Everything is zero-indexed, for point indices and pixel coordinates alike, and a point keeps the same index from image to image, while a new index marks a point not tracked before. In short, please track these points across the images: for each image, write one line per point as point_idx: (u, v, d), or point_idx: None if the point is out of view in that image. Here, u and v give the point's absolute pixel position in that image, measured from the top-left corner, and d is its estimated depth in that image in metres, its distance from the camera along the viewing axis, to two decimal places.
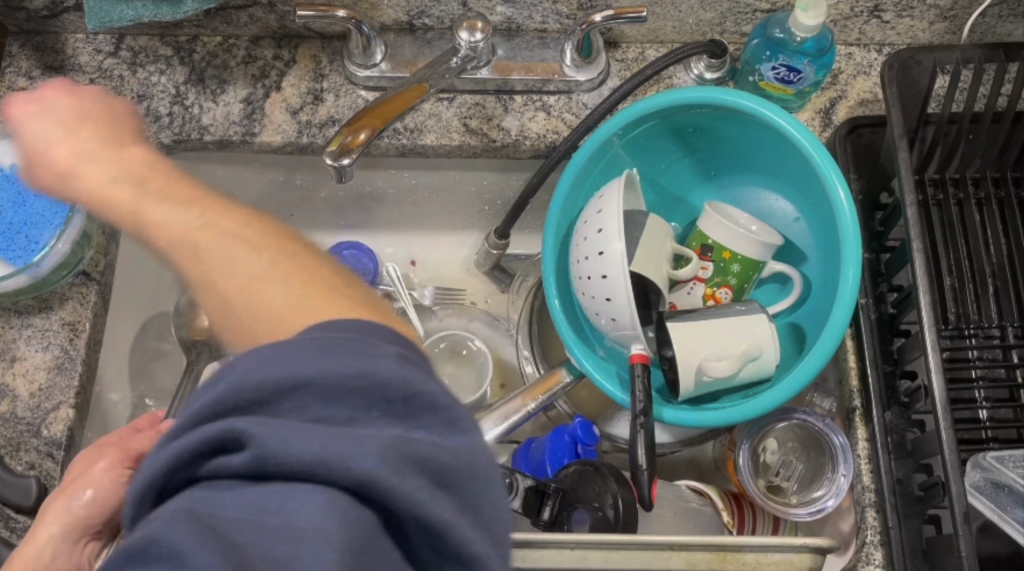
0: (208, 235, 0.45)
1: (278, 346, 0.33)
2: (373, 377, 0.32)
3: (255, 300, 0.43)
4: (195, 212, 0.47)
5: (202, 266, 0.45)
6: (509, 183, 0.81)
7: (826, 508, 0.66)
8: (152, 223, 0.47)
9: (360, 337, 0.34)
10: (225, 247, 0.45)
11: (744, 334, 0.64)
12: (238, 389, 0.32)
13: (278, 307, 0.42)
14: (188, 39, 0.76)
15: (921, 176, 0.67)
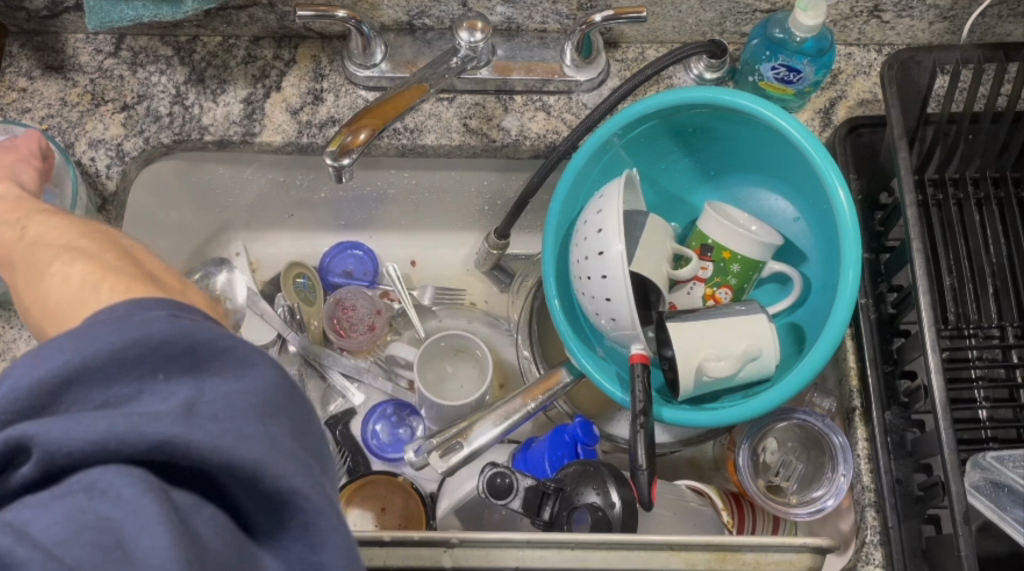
0: (57, 246, 0.46)
1: (47, 344, 0.33)
2: (145, 343, 0.33)
3: (83, 286, 0.41)
4: (56, 232, 0.47)
5: (41, 272, 0.44)
6: (509, 184, 0.81)
7: (826, 508, 0.66)
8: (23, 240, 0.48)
9: (125, 313, 0.34)
10: (78, 252, 0.44)
11: (745, 334, 0.64)
12: (10, 397, 0.32)
13: (107, 285, 0.40)
14: (188, 39, 0.76)
15: (920, 176, 0.67)
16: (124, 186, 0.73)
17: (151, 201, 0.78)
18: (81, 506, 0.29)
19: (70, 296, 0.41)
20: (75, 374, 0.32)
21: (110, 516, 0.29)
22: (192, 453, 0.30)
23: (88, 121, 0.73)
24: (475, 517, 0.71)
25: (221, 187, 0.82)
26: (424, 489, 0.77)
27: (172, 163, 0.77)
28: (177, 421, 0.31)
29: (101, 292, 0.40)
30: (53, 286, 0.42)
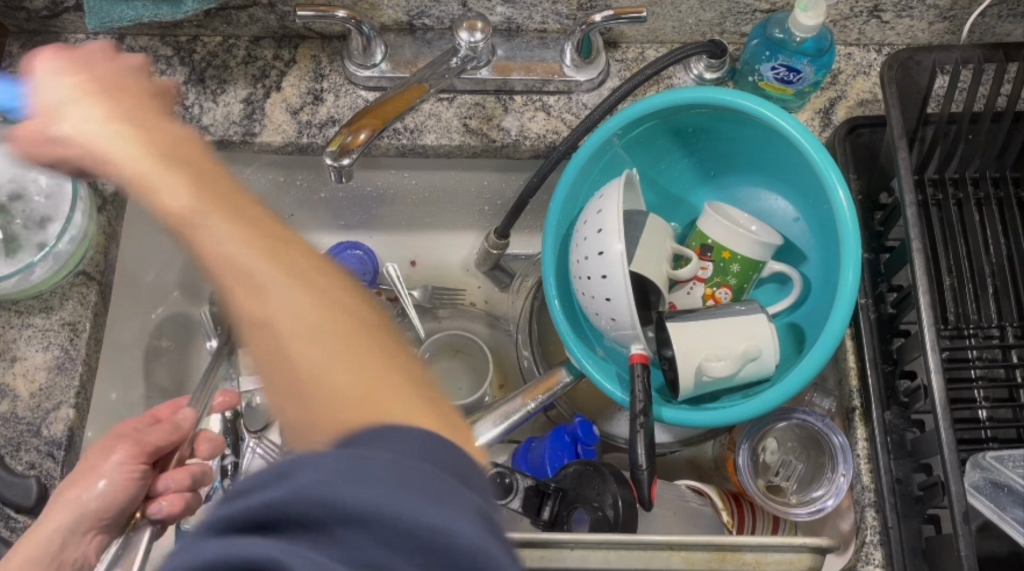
0: (288, 288, 0.44)
1: (373, 461, 0.32)
2: (451, 538, 0.30)
3: (387, 401, 0.40)
4: (302, 268, 0.45)
5: (302, 330, 0.43)
6: (509, 184, 0.81)
7: (826, 507, 0.66)
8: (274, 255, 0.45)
9: (449, 484, 0.32)
10: (352, 335, 0.43)
11: (745, 333, 0.64)
12: (302, 497, 0.30)
13: (393, 406, 0.40)
14: (188, 39, 0.76)
15: (920, 177, 0.67)
16: None
17: None
18: None
19: (325, 395, 0.41)
20: (283, 483, 0.31)
21: None
22: None
23: None
24: None
25: None
26: None
27: None
28: None
29: (352, 408, 0.40)
30: (331, 370, 0.42)
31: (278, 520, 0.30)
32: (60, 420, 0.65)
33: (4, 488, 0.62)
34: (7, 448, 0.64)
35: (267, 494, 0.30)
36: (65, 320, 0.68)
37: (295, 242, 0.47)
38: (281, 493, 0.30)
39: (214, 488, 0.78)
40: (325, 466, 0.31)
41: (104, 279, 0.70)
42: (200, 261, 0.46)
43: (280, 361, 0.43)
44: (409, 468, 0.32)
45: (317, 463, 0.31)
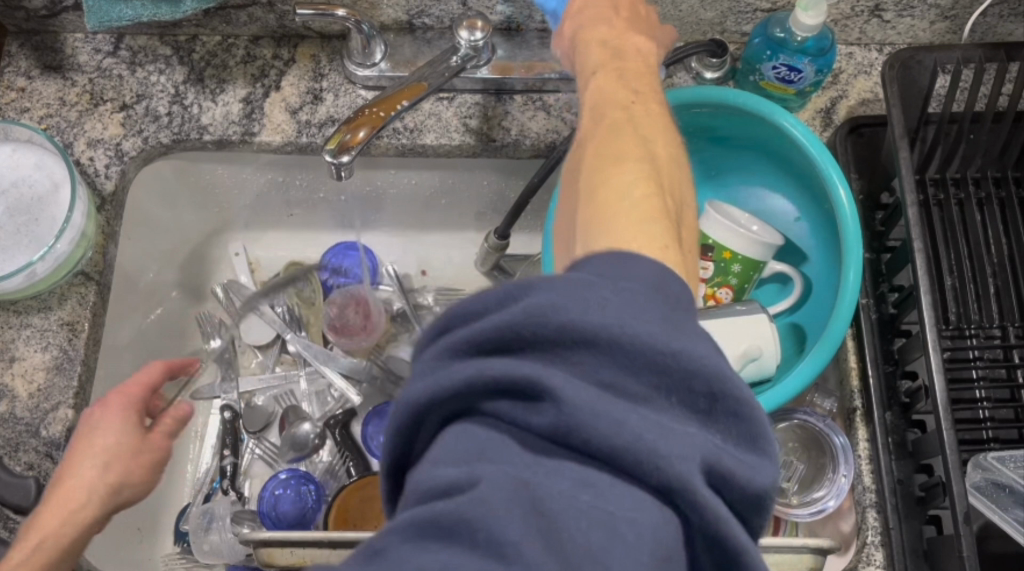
0: (631, 81, 0.50)
1: (586, 289, 0.31)
2: (688, 359, 0.30)
3: (633, 149, 0.45)
4: (626, 68, 0.52)
5: (618, 95, 0.49)
6: (509, 183, 0.81)
7: (827, 508, 0.65)
8: (620, 53, 0.52)
9: (672, 311, 0.31)
10: (641, 118, 0.48)
11: (745, 335, 0.63)
12: (539, 314, 0.30)
13: (631, 150, 0.45)
14: (187, 39, 0.76)
15: (921, 176, 0.67)
16: (124, 186, 0.73)
17: (150, 200, 0.78)
18: (588, 503, 0.28)
19: (608, 141, 0.46)
20: (517, 305, 0.30)
21: (605, 509, 0.28)
22: (690, 499, 0.28)
23: (87, 120, 0.73)
24: None
25: (220, 186, 0.81)
26: None
27: (172, 162, 0.76)
28: (693, 464, 0.28)
29: (592, 143, 0.46)
30: (629, 130, 0.46)
31: (512, 342, 0.30)
32: (59, 420, 0.65)
33: (4, 488, 0.61)
34: (6, 448, 0.64)
35: (492, 318, 0.30)
36: (64, 320, 0.68)
37: (642, 59, 0.53)
38: (511, 313, 0.30)
39: (215, 488, 0.78)
40: (558, 290, 0.31)
41: (102, 279, 0.70)
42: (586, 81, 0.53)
43: (599, 120, 0.48)
44: (629, 294, 0.31)
45: (561, 285, 0.31)
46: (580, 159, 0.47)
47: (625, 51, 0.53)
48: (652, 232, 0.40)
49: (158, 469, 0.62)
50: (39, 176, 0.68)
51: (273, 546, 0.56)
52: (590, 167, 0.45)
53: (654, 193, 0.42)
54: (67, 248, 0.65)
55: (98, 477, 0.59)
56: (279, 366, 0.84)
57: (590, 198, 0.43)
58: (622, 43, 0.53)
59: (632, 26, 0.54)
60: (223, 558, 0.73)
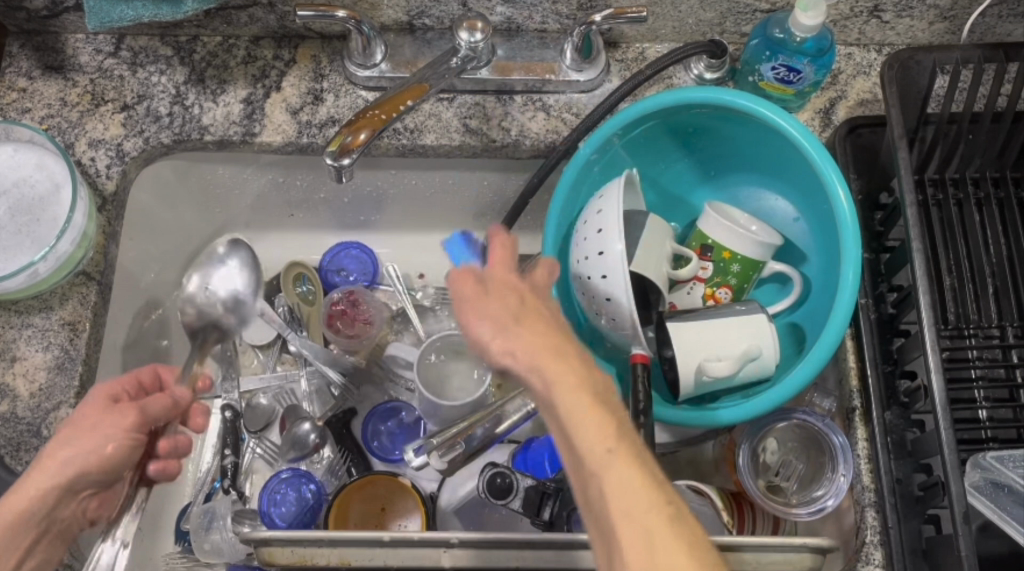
0: (522, 297, 0.49)
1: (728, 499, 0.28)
2: None
3: (643, 485, 0.40)
4: (532, 327, 0.46)
5: (529, 331, 0.46)
6: (509, 183, 0.81)
7: (826, 508, 0.66)
8: (514, 283, 0.49)
9: None
10: (538, 319, 0.47)
11: (744, 335, 0.64)
12: None
13: (642, 491, 0.40)
14: (188, 39, 0.76)
15: (920, 177, 0.67)
16: (124, 186, 0.73)
17: (150, 200, 0.78)
18: None
19: (553, 369, 0.44)
20: None
21: None
22: None
23: (88, 121, 0.73)
24: (476, 518, 0.72)
25: (221, 186, 0.82)
26: (423, 489, 0.77)
27: (173, 162, 0.77)
28: None
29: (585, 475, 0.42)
30: (553, 356, 0.44)
31: None
32: (60, 420, 0.65)
33: (5, 487, 0.61)
34: (7, 448, 0.64)
35: None
36: (65, 320, 0.68)
37: (546, 316, 0.48)
38: None
39: (215, 488, 0.78)
40: None
41: (103, 279, 0.70)
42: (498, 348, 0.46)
43: (530, 353, 0.45)
44: None
45: None
46: (559, 429, 0.43)
47: (525, 317, 0.47)
48: (653, 491, 0.40)
49: (132, 436, 0.57)
50: (39, 176, 0.68)
51: (273, 546, 0.56)
52: (579, 415, 0.42)
53: (676, 521, 0.40)
54: (67, 248, 0.66)
55: (59, 447, 0.55)
56: (279, 366, 0.84)
57: (647, 556, 0.38)
58: (523, 312, 0.47)
59: (506, 249, 0.52)
60: (223, 558, 0.74)
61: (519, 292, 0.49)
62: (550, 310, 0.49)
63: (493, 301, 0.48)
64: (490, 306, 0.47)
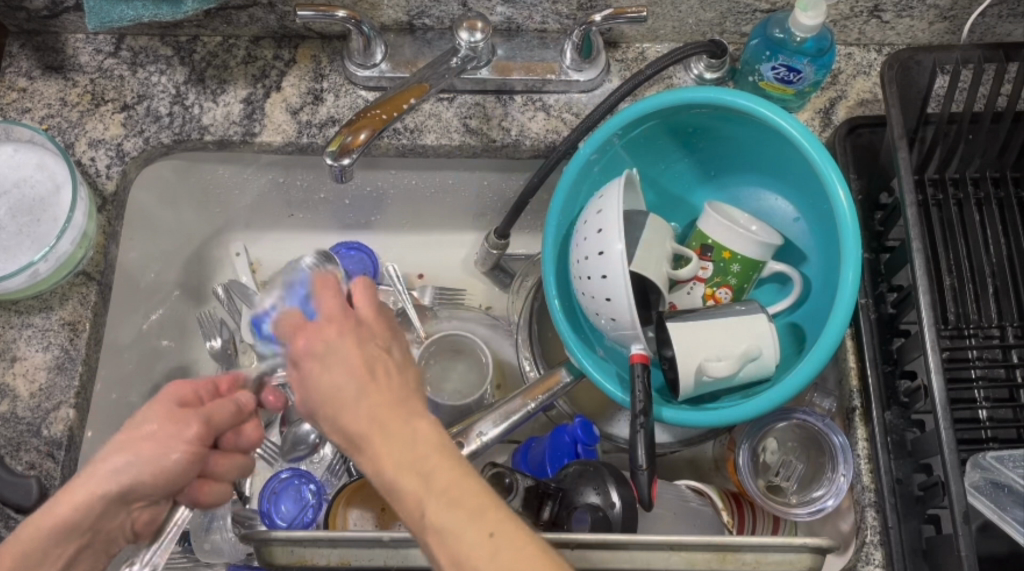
0: (366, 362, 0.47)
1: None
2: None
3: (438, 479, 0.42)
4: (347, 345, 0.48)
5: (377, 411, 0.45)
6: (509, 183, 0.81)
7: (826, 508, 0.66)
8: (365, 362, 0.47)
9: None
10: (392, 392, 0.46)
11: (745, 334, 0.64)
12: None
13: (437, 481, 0.42)
14: (188, 39, 0.76)
15: (920, 177, 0.67)
16: (124, 186, 0.73)
17: (151, 201, 0.78)
18: None
19: (401, 452, 0.43)
20: None
21: None
22: None
23: (88, 121, 0.73)
24: None
25: (221, 186, 0.82)
26: None
27: (173, 162, 0.77)
28: None
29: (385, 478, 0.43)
30: (395, 434, 0.44)
31: None
32: (60, 419, 0.65)
33: (4, 487, 0.61)
34: (7, 448, 0.64)
35: None
36: (65, 320, 0.68)
37: (347, 329, 0.49)
38: None
39: None
40: None
41: (103, 279, 0.70)
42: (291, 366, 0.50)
43: (374, 432, 0.44)
44: None
45: None
46: (409, 500, 0.42)
47: (344, 328, 0.49)
48: (517, 532, 0.40)
49: (193, 450, 0.54)
50: (39, 176, 0.68)
51: (274, 546, 0.56)
52: (425, 490, 0.42)
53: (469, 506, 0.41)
54: (68, 248, 0.66)
55: (121, 452, 0.52)
56: None
57: (442, 545, 0.40)
58: (344, 325, 0.49)
59: (370, 299, 0.51)
60: (223, 558, 0.75)
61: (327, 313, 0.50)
62: (346, 319, 0.50)
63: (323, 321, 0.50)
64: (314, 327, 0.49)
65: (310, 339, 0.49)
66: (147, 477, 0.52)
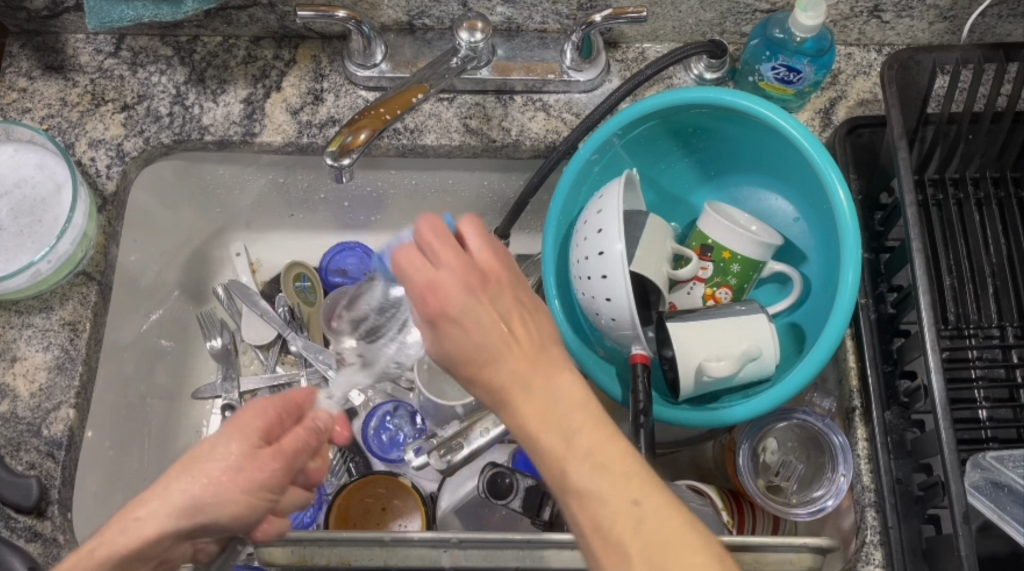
0: (501, 318, 0.46)
1: None
2: None
3: (590, 436, 0.43)
4: (500, 298, 0.46)
5: (522, 367, 0.45)
6: (509, 184, 0.81)
7: (826, 508, 0.66)
8: (506, 319, 0.46)
9: None
10: (534, 347, 0.45)
11: (745, 334, 0.64)
12: None
13: (587, 437, 0.43)
14: (188, 39, 0.76)
15: (920, 177, 0.67)
16: (124, 186, 0.73)
17: (152, 201, 0.78)
18: None
19: (550, 407, 0.44)
20: None
21: None
22: None
23: (88, 121, 0.73)
24: (476, 518, 0.71)
25: (221, 186, 0.82)
26: (423, 489, 0.77)
27: (172, 162, 0.76)
28: None
29: (538, 426, 0.44)
30: (542, 388, 0.44)
31: None
32: (60, 419, 0.65)
33: (4, 488, 0.61)
34: (7, 448, 0.64)
35: None
36: (65, 320, 0.68)
37: (515, 279, 0.48)
38: None
39: None
40: None
41: (103, 279, 0.70)
42: (422, 316, 0.47)
43: (518, 390, 0.44)
44: None
45: None
46: (552, 459, 0.43)
47: (487, 281, 0.47)
48: (660, 500, 0.42)
49: (263, 496, 0.51)
50: (39, 176, 0.68)
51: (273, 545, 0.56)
52: (569, 449, 0.43)
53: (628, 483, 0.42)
54: (68, 247, 0.66)
55: (200, 483, 0.50)
56: (279, 365, 0.84)
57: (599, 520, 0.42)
58: (488, 276, 0.47)
59: (487, 242, 0.48)
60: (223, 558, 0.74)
61: (453, 263, 0.46)
62: (485, 273, 0.47)
63: (462, 270, 0.46)
64: (449, 265, 0.46)
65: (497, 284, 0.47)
66: (220, 519, 0.50)
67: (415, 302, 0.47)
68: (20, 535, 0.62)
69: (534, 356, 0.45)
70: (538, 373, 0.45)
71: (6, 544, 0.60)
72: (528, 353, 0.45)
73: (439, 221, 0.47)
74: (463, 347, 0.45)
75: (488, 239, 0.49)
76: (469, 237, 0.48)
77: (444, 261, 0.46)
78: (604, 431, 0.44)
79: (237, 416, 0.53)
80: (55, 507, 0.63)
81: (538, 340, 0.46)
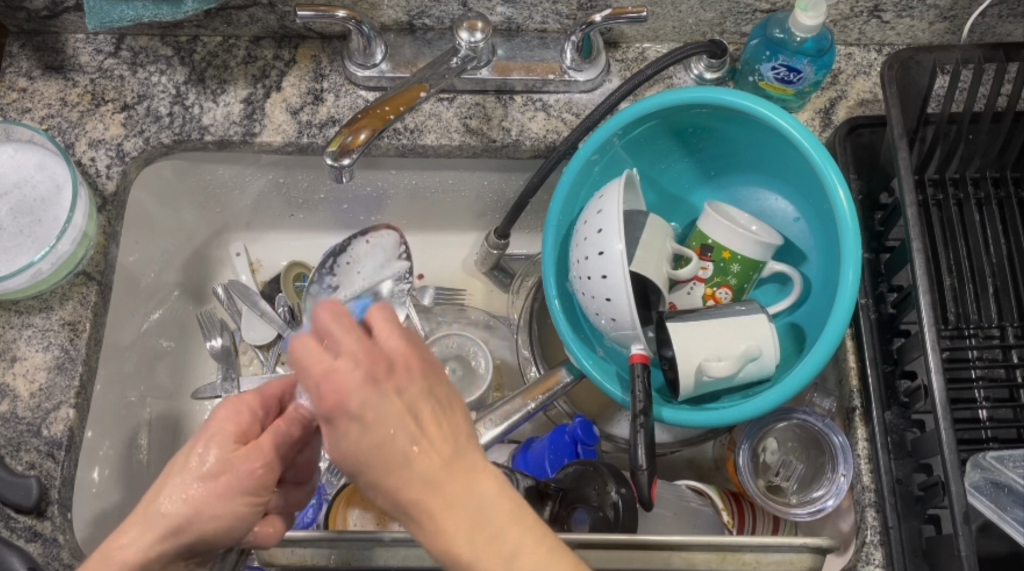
0: (410, 408, 0.40)
1: None
2: None
3: (526, 561, 0.39)
4: (410, 394, 0.41)
5: (432, 475, 0.40)
6: (510, 184, 0.81)
7: (826, 508, 0.66)
8: (412, 413, 0.40)
9: None
10: (450, 449, 0.41)
11: (745, 333, 0.64)
12: None
13: (524, 563, 0.39)
14: (188, 39, 0.76)
15: (921, 177, 0.67)
16: (124, 187, 0.73)
17: (151, 200, 0.78)
18: None
19: (475, 525, 0.40)
20: None
21: None
22: None
23: (88, 121, 0.73)
24: None
25: (221, 186, 0.82)
26: None
27: (172, 162, 0.76)
28: None
29: (462, 548, 0.39)
30: (461, 500, 0.40)
31: None
32: (60, 419, 0.65)
33: (4, 488, 0.62)
34: (7, 448, 0.64)
35: None
36: (64, 320, 0.68)
37: (434, 376, 0.42)
38: None
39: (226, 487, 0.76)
40: None
41: (103, 279, 0.70)
42: (326, 415, 0.40)
43: (435, 502, 0.40)
44: None
45: None
46: None
47: (393, 369, 0.41)
48: None
49: (248, 501, 0.50)
50: (40, 176, 0.68)
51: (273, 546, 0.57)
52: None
53: None
54: (68, 248, 0.66)
55: (179, 500, 0.48)
56: (280, 365, 0.84)
57: None
58: (393, 366, 0.41)
59: (402, 333, 0.41)
60: None
61: (353, 356, 0.40)
62: (418, 352, 0.42)
63: (390, 374, 0.40)
64: (352, 346, 0.40)
65: (406, 381, 0.41)
66: (207, 533, 0.49)
67: (315, 400, 0.40)
68: (20, 535, 0.62)
69: (449, 450, 0.41)
70: (458, 483, 0.40)
71: (6, 544, 0.61)
72: (449, 453, 0.41)
73: (341, 305, 0.41)
74: (366, 448, 0.40)
75: (403, 329, 0.42)
76: (382, 322, 0.41)
77: (344, 349, 0.40)
78: (539, 554, 0.40)
79: (211, 421, 0.52)
80: (54, 506, 0.63)
81: (459, 438, 0.42)
